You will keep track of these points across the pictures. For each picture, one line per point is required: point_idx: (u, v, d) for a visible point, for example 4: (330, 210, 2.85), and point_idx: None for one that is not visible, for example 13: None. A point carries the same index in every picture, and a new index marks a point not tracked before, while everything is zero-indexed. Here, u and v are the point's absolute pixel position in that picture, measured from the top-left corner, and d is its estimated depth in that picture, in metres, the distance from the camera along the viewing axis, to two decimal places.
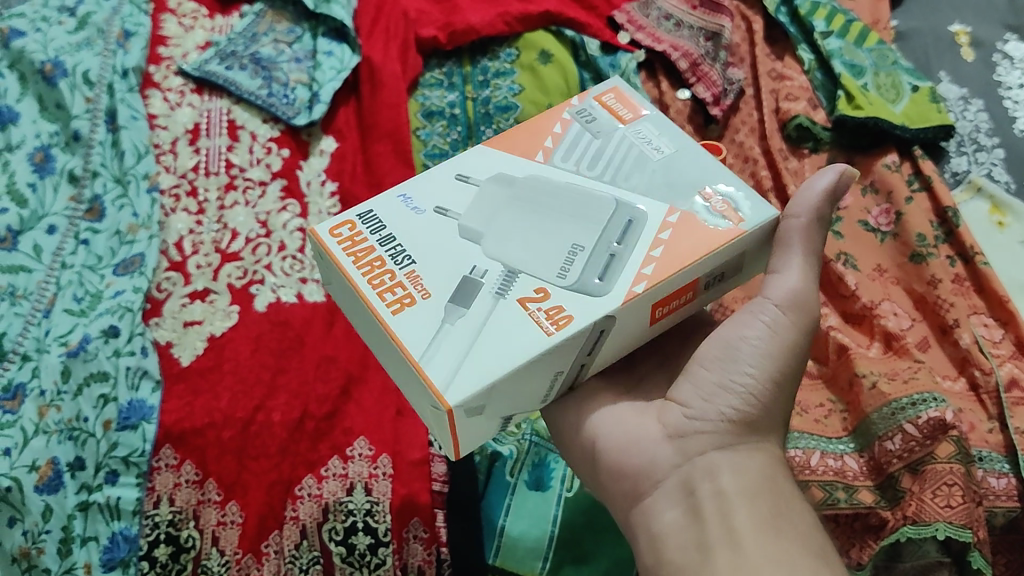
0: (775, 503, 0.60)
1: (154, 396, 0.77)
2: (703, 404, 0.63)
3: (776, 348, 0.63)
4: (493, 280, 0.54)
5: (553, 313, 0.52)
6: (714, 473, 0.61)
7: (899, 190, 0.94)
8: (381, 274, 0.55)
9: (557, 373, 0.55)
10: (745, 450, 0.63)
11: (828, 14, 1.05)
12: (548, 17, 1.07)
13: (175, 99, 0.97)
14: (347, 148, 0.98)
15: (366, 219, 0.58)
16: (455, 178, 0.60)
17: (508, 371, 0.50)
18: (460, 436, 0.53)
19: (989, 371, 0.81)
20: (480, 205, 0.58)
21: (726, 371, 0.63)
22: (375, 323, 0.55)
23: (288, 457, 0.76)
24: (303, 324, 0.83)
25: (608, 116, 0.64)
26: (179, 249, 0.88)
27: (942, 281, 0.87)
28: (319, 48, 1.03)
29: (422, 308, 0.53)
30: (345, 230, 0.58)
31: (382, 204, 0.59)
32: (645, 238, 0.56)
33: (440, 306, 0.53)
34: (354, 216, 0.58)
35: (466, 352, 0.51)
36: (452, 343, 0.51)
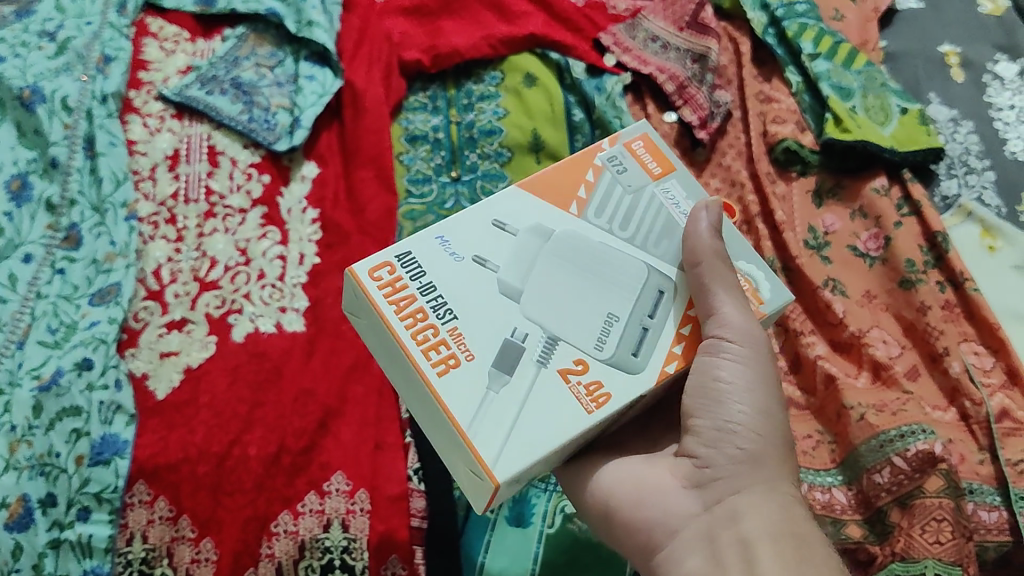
0: (799, 544, 0.59)
1: (129, 430, 0.75)
2: (707, 450, 0.63)
3: (751, 381, 0.63)
4: (535, 347, 0.57)
5: (591, 390, 0.56)
6: (735, 518, 0.60)
7: (887, 215, 0.93)
8: (425, 328, 0.56)
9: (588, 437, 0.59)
10: (762, 491, 0.61)
11: (816, 36, 1.04)
12: (532, 39, 1.06)
13: (154, 124, 0.96)
14: (329, 174, 0.97)
15: (405, 262, 0.59)
16: (491, 224, 0.61)
17: (552, 445, 0.54)
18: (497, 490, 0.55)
19: (980, 402, 0.80)
20: (518, 261, 0.60)
21: (718, 415, 0.62)
22: (411, 374, 0.56)
23: (263, 493, 0.74)
24: (281, 355, 0.82)
25: (638, 167, 0.67)
26: (157, 277, 0.87)
27: (932, 308, 0.85)
28: (300, 72, 1.02)
29: (465, 369, 0.55)
30: (387, 274, 0.58)
31: (420, 246, 0.60)
32: (673, 321, 0.61)
33: (485, 370, 0.55)
34: (393, 257, 0.59)
35: (511, 422, 0.54)
36: (495, 418, 0.54)
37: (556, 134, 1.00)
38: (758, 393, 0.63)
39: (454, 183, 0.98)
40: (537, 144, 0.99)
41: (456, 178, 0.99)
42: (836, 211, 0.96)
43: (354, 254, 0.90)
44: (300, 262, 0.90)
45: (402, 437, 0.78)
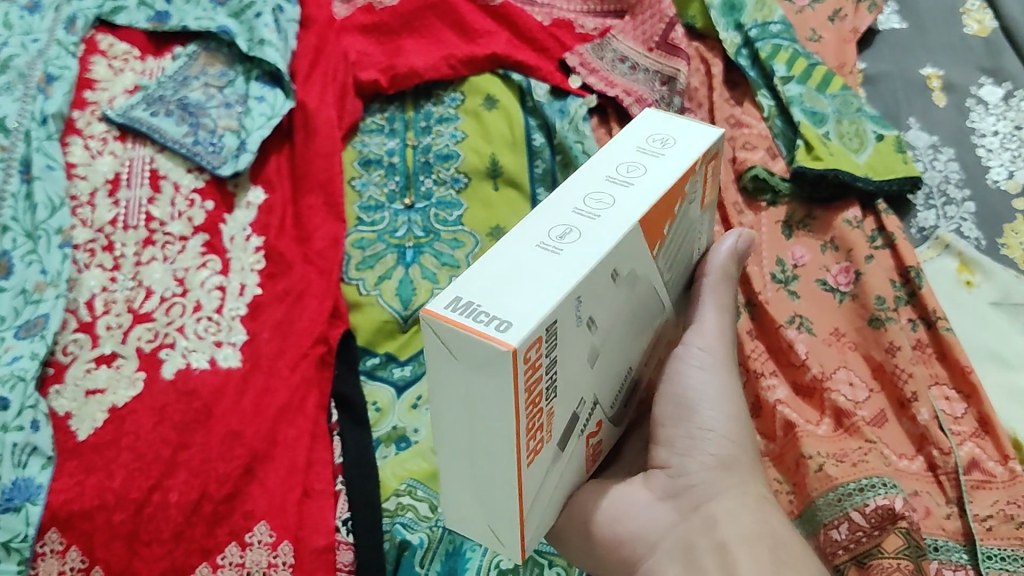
0: (775, 542, 0.55)
1: (43, 474, 0.71)
2: (680, 458, 0.60)
3: (723, 392, 0.62)
4: (583, 413, 0.51)
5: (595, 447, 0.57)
6: (714, 524, 0.57)
7: (859, 248, 0.89)
8: (538, 413, 0.44)
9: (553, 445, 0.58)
10: (736, 494, 0.58)
11: (789, 58, 1.00)
12: (495, 59, 1.03)
13: (96, 147, 0.91)
14: (276, 200, 0.93)
15: (552, 332, 0.41)
16: (611, 276, 0.45)
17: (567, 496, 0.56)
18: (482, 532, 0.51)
19: (948, 452, 0.75)
20: (612, 311, 0.48)
21: (690, 423, 0.61)
22: (497, 455, 0.44)
23: (181, 544, 0.70)
24: (212, 394, 0.78)
25: (699, 200, 0.55)
26: (90, 308, 0.83)
27: (902, 348, 0.81)
28: (250, 93, 0.97)
29: (540, 454, 0.47)
30: (535, 353, 0.41)
31: (565, 311, 0.42)
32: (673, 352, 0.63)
33: (551, 446, 0.48)
34: (544, 329, 0.41)
35: (550, 491, 0.51)
36: (538, 495, 0.49)
37: (515, 159, 0.96)
38: (732, 407, 0.62)
39: (407, 211, 0.95)
40: (494, 170, 0.96)
41: (409, 206, 0.95)
42: (807, 243, 0.92)
43: (296, 286, 0.86)
44: (240, 293, 0.86)
45: (331, 484, 0.75)
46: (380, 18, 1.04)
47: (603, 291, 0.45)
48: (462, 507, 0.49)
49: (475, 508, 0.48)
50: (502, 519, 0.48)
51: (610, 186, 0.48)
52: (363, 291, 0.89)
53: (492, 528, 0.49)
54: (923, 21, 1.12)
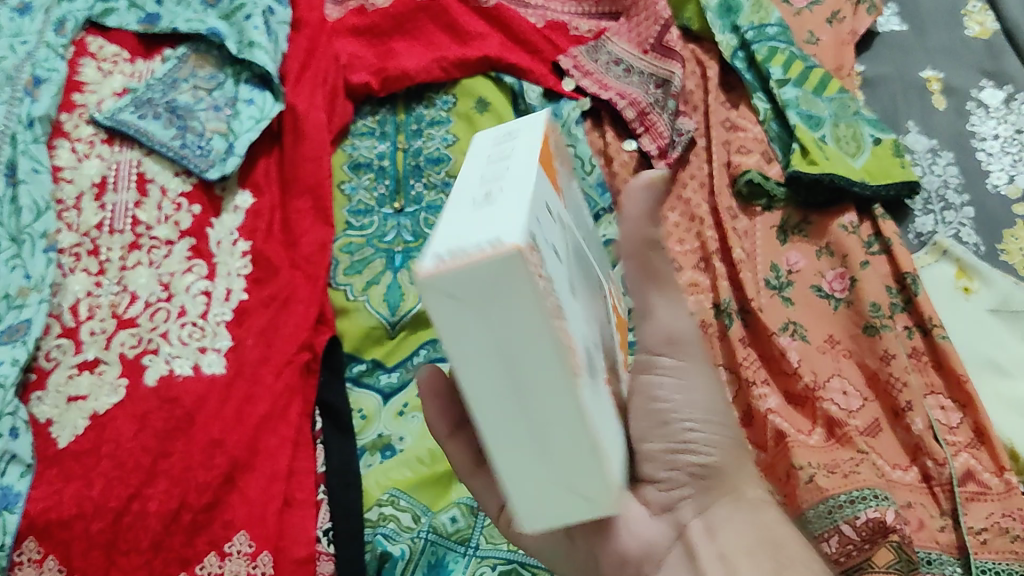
0: (776, 543, 0.52)
1: (22, 481, 0.70)
2: (667, 472, 0.54)
3: (700, 392, 0.56)
4: (596, 364, 0.40)
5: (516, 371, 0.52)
6: (713, 534, 0.53)
7: (854, 254, 0.87)
8: (579, 352, 0.34)
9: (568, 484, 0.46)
10: (726, 501, 0.55)
11: (785, 61, 0.98)
12: (486, 62, 1.01)
13: (83, 150, 0.89)
14: (264, 204, 0.92)
15: (546, 253, 0.33)
16: (552, 211, 0.36)
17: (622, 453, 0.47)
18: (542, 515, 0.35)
19: (942, 462, 0.74)
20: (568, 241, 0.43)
21: (668, 437, 0.53)
22: (551, 402, 0.32)
23: (160, 553, 0.70)
24: (195, 402, 0.77)
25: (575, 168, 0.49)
26: (74, 313, 0.81)
27: (897, 356, 0.79)
28: (239, 95, 0.96)
29: (591, 381, 0.36)
30: (539, 263, 0.31)
31: (541, 225, 0.33)
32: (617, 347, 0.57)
33: (600, 399, 0.38)
34: (535, 236, 0.32)
35: (615, 448, 0.39)
36: (608, 438, 0.37)
37: None
38: (710, 405, 0.56)
39: (396, 215, 0.94)
40: None
41: (398, 210, 0.94)
42: (802, 248, 0.90)
43: (282, 291, 0.85)
44: (225, 299, 0.85)
45: (313, 494, 0.75)
46: (371, 20, 1.03)
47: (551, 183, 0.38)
48: (533, 495, 0.34)
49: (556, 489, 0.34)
50: (584, 497, 0.34)
51: (498, 141, 0.39)
52: (350, 296, 0.88)
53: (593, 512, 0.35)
54: (923, 23, 1.10)
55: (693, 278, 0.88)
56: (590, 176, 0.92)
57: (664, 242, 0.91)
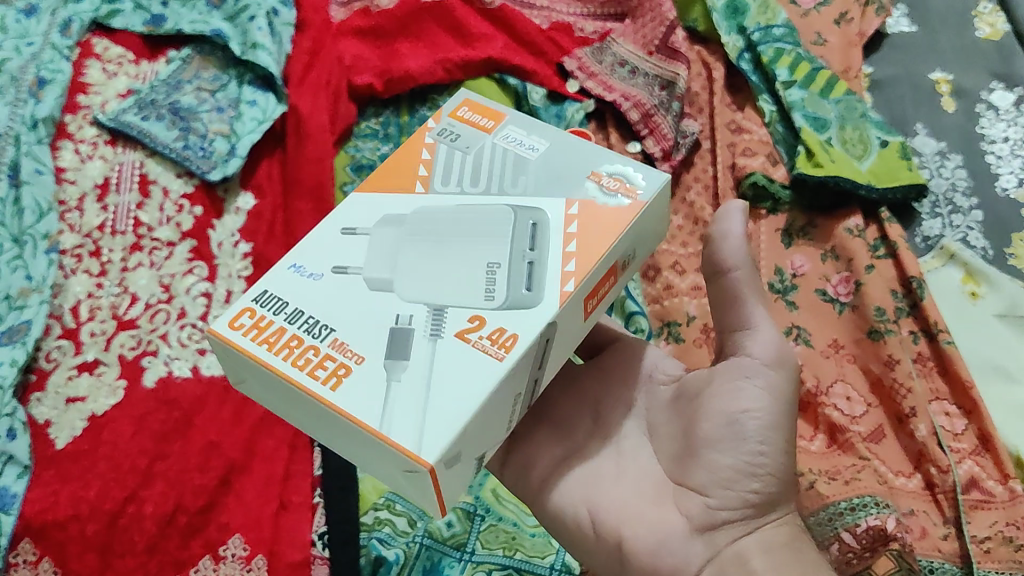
0: (803, 564, 0.58)
1: (19, 482, 0.70)
2: (722, 493, 0.57)
3: (780, 414, 0.58)
4: (422, 323, 0.46)
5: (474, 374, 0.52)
6: (745, 560, 0.58)
7: (859, 257, 0.86)
8: (308, 354, 0.45)
9: (516, 393, 0.47)
10: (770, 524, 0.59)
11: (792, 62, 0.97)
12: (491, 63, 1.01)
13: (87, 151, 0.89)
14: (266, 206, 0.92)
15: (264, 301, 0.48)
16: (341, 232, 0.52)
17: (476, 405, 0.43)
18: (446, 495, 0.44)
19: (946, 469, 0.73)
20: (367, 253, 0.50)
21: (737, 450, 0.57)
22: (310, 405, 0.45)
23: (155, 556, 0.71)
24: (192, 403, 0.77)
25: (471, 130, 0.57)
26: (74, 314, 0.81)
27: (901, 362, 0.78)
28: (243, 97, 0.95)
29: (359, 369, 0.45)
30: (246, 318, 0.47)
31: (274, 280, 0.49)
32: (555, 235, 0.50)
33: (380, 366, 0.44)
34: (250, 300, 0.48)
35: (424, 391, 0.43)
36: (404, 400, 0.43)
37: None
38: (780, 431, 0.58)
39: None
40: None
41: None
42: (807, 251, 0.89)
43: None
44: (226, 300, 0.85)
45: (308, 497, 0.75)
46: (375, 21, 1.02)
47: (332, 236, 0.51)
48: (391, 470, 0.44)
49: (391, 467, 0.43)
50: (382, 451, 0.43)
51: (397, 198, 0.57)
52: None
53: (403, 467, 0.42)
54: (933, 24, 1.09)
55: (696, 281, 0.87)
56: None
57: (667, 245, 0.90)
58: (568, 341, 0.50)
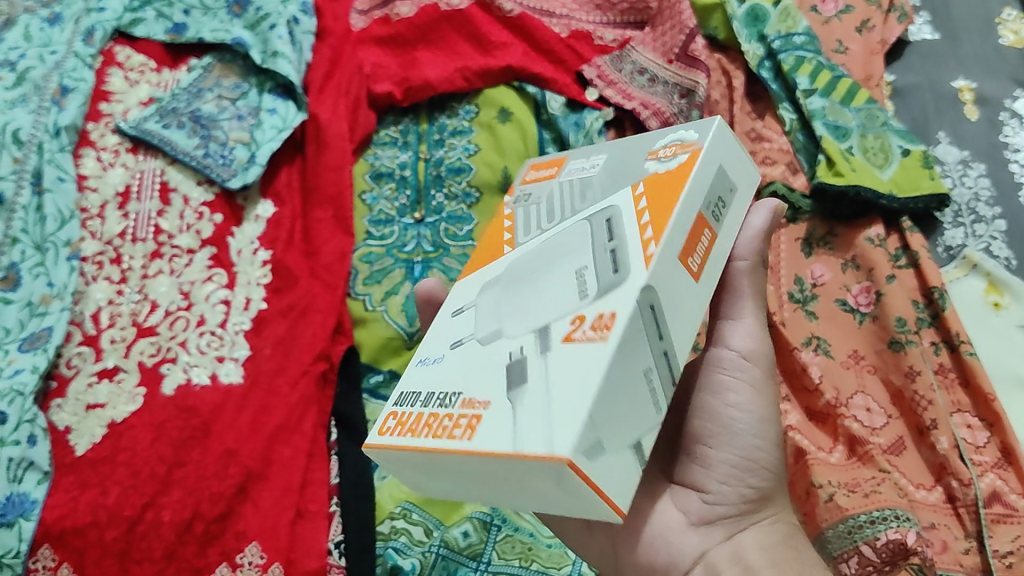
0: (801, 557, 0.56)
1: (39, 488, 0.72)
2: (719, 486, 0.57)
3: (769, 409, 0.58)
4: (530, 347, 0.43)
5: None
6: (743, 554, 0.55)
7: (880, 267, 0.85)
8: (443, 422, 0.43)
9: (645, 372, 0.42)
10: (765, 522, 0.57)
11: (813, 70, 0.96)
12: (510, 72, 1.00)
13: (108, 159, 0.90)
14: (286, 214, 0.92)
15: (407, 400, 0.47)
16: (452, 315, 0.50)
17: (596, 389, 0.39)
18: (606, 488, 0.39)
19: (968, 483, 0.73)
20: (475, 320, 0.48)
21: (730, 444, 0.57)
22: (459, 470, 0.42)
23: (173, 562, 0.71)
24: (211, 411, 0.78)
25: (540, 184, 0.55)
26: (95, 321, 0.82)
27: (922, 373, 0.78)
28: (263, 105, 0.96)
29: (485, 412, 0.41)
30: (393, 419, 0.46)
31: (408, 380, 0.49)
32: (630, 217, 0.45)
33: (503, 401, 0.41)
34: (396, 404, 0.47)
35: (547, 401, 0.40)
36: (532, 418, 0.40)
37: None
38: (772, 425, 0.58)
39: (417, 225, 0.94)
40: (506, 184, 0.94)
41: (419, 220, 0.94)
42: (826, 261, 0.88)
43: (300, 301, 0.85)
44: (245, 308, 0.86)
45: (326, 505, 0.76)
46: (395, 29, 1.02)
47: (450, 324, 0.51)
48: (546, 492, 0.40)
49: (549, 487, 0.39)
50: (529, 472, 0.39)
51: None
52: (369, 307, 0.88)
53: (550, 476, 0.38)
54: (956, 31, 1.07)
55: None
56: None
57: None
58: (684, 303, 0.44)
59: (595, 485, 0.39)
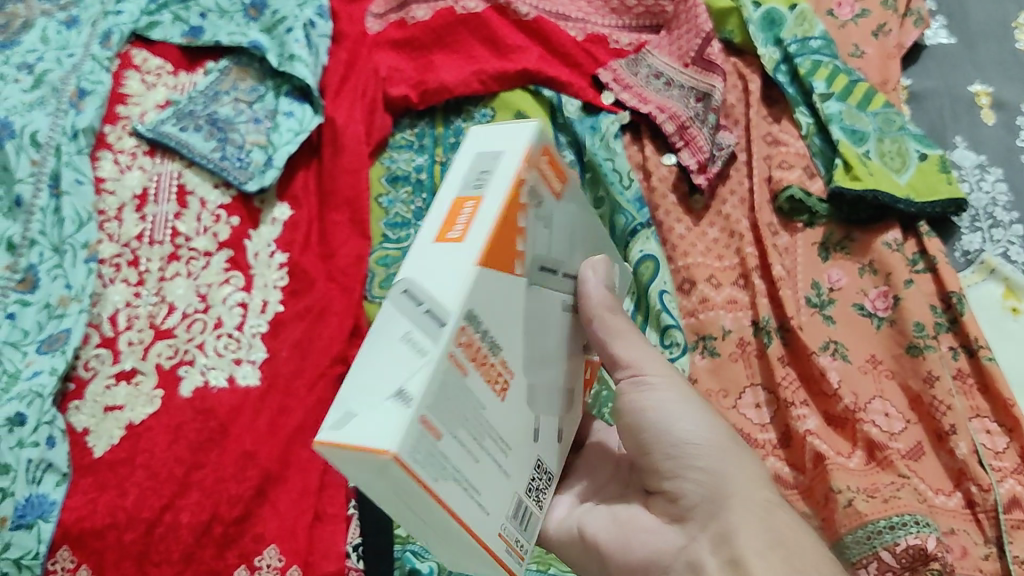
0: (791, 552, 0.52)
1: (58, 490, 0.72)
2: (674, 483, 0.56)
3: (687, 400, 0.57)
4: None
5: (479, 364, 0.46)
6: (728, 538, 0.53)
7: (898, 272, 0.85)
8: None
9: (410, 334, 0.43)
10: (740, 495, 0.54)
11: (829, 74, 0.96)
12: (526, 76, 1.00)
13: (126, 161, 0.90)
14: (302, 216, 0.92)
15: None
16: None
17: (356, 369, 0.44)
18: (376, 425, 0.41)
19: (987, 488, 0.73)
20: None
21: (666, 443, 0.56)
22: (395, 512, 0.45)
23: (191, 565, 0.71)
24: (229, 413, 0.78)
25: None
26: (113, 323, 0.82)
27: (941, 379, 0.78)
28: (280, 108, 0.96)
29: None
30: None
31: None
32: None
33: None
34: None
35: None
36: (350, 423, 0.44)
37: None
38: (699, 412, 0.57)
39: None
40: None
41: None
42: (844, 265, 0.88)
43: (317, 303, 0.85)
44: (261, 310, 0.86)
45: (344, 507, 0.76)
46: (411, 33, 1.02)
47: (559, 450, 0.54)
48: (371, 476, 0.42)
49: (366, 476, 0.42)
50: (344, 464, 0.42)
51: None
52: None
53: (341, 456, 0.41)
54: (972, 36, 1.06)
55: (732, 295, 0.87)
56: (628, 191, 0.92)
57: (702, 258, 0.90)
58: (450, 264, 0.45)
59: (349, 446, 0.41)
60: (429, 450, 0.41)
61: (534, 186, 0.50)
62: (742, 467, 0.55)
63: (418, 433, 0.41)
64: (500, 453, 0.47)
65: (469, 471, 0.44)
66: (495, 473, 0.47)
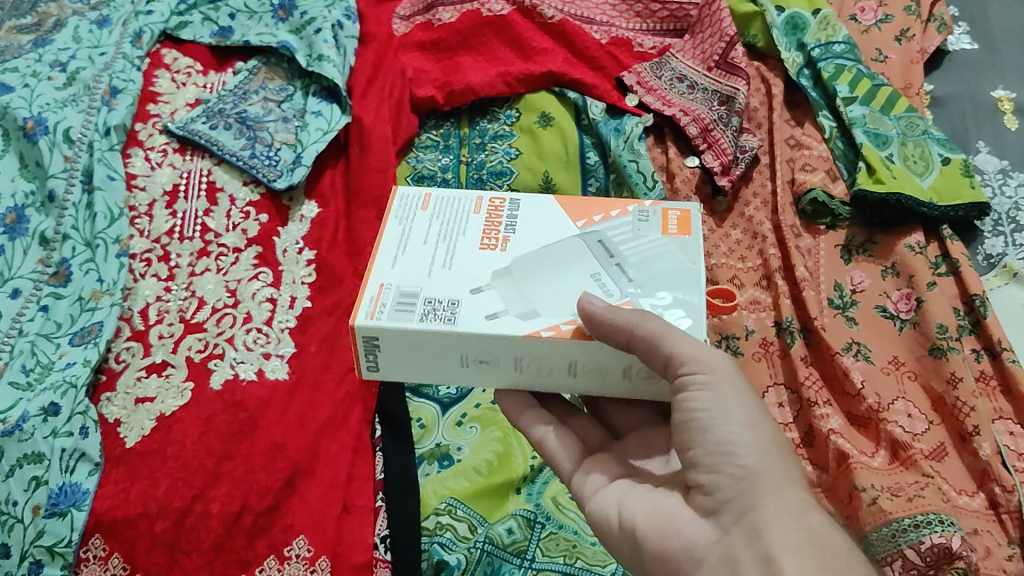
0: (824, 550, 0.48)
1: (90, 479, 0.73)
2: (708, 476, 0.52)
3: (736, 400, 0.52)
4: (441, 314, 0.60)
5: (490, 223, 0.58)
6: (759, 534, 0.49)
7: (921, 274, 0.86)
8: None
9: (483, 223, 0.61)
10: (777, 496, 0.50)
11: (852, 79, 0.97)
12: (551, 77, 1.01)
13: (156, 158, 0.91)
14: (329, 214, 0.93)
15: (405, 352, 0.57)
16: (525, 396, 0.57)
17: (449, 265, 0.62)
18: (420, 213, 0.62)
19: (1011, 489, 0.74)
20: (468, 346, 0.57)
21: (706, 440, 0.52)
22: None
23: (221, 554, 0.72)
24: (258, 406, 0.79)
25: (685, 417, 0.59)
26: (143, 317, 0.83)
27: (964, 380, 0.78)
28: (308, 107, 0.97)
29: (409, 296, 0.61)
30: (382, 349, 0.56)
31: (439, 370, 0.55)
32: None
33: None
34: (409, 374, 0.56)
35: None
36: None
37: (568, 178, 0.96)
38: (747, 413, 0.52)
39: None
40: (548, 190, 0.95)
41: None
42: (867, 268, 0.89)
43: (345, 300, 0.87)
44: (290, 306, 0.87)
45: (372, 500, 0.76)
46: (437, 35, 1.03)
47: (491, 317, 0.52)
48: None
49: None
50: None
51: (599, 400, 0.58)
52: None
53: None
54: (995, 43, 1.07)
55: (755, 295, 0.88)
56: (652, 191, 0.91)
57: (725, 259, 0.91)
58: None
59: None
60: (412, 205, 0.59)
61: (648, 211, 0.59)
62: (782, 472, 0.51)
63: (413, 196, 0.60)
64: (438, 263, 0.55)
65: (412, 240, 0.57)
66: (424, 261, 0.55)
